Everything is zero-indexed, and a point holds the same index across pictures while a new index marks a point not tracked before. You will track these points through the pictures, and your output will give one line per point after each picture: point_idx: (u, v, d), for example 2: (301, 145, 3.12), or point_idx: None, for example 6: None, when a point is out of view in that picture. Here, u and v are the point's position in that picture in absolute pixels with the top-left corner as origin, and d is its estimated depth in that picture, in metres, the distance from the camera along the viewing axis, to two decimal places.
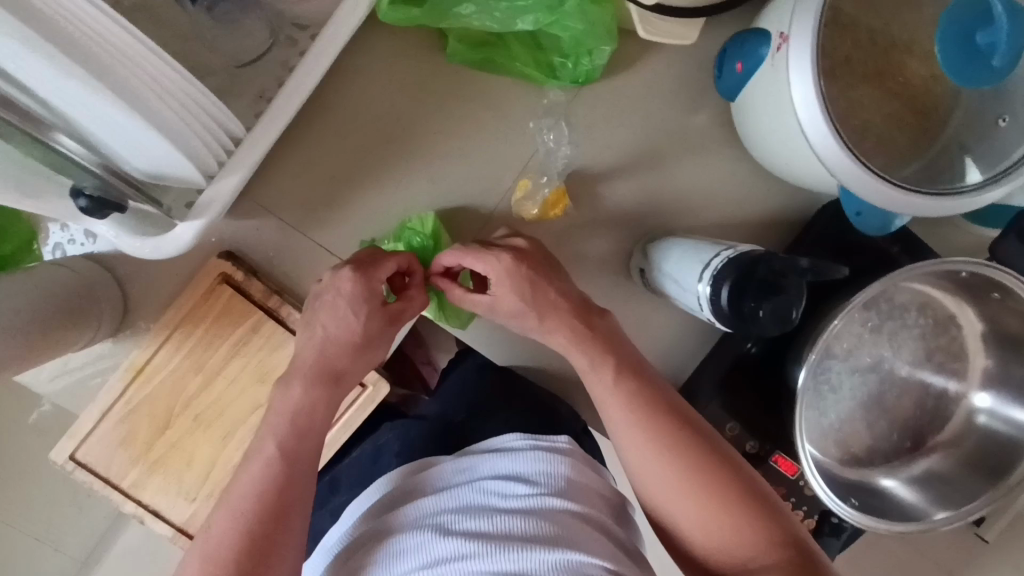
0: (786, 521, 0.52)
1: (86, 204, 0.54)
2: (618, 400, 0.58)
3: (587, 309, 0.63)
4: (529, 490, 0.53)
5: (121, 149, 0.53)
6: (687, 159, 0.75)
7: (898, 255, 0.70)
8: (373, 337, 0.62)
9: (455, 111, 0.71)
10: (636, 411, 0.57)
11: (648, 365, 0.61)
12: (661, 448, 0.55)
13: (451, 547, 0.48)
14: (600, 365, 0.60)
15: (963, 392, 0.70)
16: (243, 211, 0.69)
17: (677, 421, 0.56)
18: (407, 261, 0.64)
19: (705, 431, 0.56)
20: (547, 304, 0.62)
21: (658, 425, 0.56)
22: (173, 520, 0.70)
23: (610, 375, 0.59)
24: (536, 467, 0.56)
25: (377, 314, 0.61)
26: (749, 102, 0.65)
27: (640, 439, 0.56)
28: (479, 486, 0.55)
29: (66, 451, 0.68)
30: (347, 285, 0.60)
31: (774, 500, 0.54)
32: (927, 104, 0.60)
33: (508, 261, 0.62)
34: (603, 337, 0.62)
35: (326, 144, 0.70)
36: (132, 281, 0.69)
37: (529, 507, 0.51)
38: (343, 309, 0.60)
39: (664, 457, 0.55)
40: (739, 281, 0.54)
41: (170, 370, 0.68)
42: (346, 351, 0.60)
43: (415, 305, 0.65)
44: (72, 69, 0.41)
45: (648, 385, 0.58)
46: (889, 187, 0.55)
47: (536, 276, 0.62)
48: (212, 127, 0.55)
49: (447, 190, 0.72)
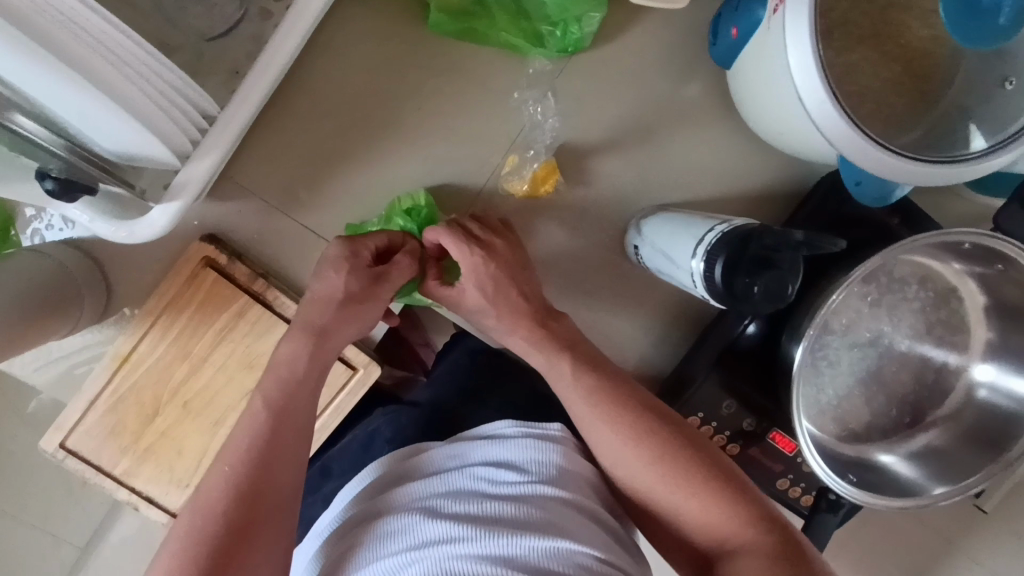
0: (767, 503, 0.52)
1: (53, 187, 0.51)
2: (582, 400, 0.57)
3: (546, 315, 0.62)
4: (520, 477, 0.53)
5: (89, 131, 0.50)
6: (680, 130, 0.72)
7: (898, 227, 0.68)
8: (358, 296, 0.59)
9: (437, 84, 0.69)
10: (604, 409, 0.55)
11: (607, 362, 0.60)
12: (638, 444, 0.53)
13: (440, 530, 0.47)
14: (560, 365, 0.59)
15: (964, 365, 0.69)
16: (225, 192, 0.67)
17: (643, 412, 0.55)
18: (385, 239, 0.62)
19: (682, 425, 0.55)
20: (508, 300, 0.62)
21: (627, 423, 0.55)
22: (167, 506, 0.70)
23: (574, 373, 0.58)
24: (527, 455, 0.55)
25: (359, 269, 0.59)
26: (744, 69, 0.63)
27: (611, 435, 0.55)
28: (469, 471, 0.54)
29: (56, 439, 0.67)
30: (333, 251, 0.59)
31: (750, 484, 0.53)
32: (929, 64, 0.57)
33: (477, 259, 0.61)
34: (563, 340, 0.61)
35: (305, 121, 0.68)
36: (115, 268, 0.68)
37: (518, 495, 0.51)
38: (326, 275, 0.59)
39: (640, 451, 0.53)
40: (734, 256, 0.52)
41: (157, 357, 0.67)
42: (331, 322, 0.58)
43: (404, 269, 0.61)
44: (38, 52, 0.40)
45: (611, 380, 0.58)
46: (891, 157, 0.53)
47: (502, 273, 0.62)
48: (182, 105, 0.54)
49: (432, 167, 0.70)
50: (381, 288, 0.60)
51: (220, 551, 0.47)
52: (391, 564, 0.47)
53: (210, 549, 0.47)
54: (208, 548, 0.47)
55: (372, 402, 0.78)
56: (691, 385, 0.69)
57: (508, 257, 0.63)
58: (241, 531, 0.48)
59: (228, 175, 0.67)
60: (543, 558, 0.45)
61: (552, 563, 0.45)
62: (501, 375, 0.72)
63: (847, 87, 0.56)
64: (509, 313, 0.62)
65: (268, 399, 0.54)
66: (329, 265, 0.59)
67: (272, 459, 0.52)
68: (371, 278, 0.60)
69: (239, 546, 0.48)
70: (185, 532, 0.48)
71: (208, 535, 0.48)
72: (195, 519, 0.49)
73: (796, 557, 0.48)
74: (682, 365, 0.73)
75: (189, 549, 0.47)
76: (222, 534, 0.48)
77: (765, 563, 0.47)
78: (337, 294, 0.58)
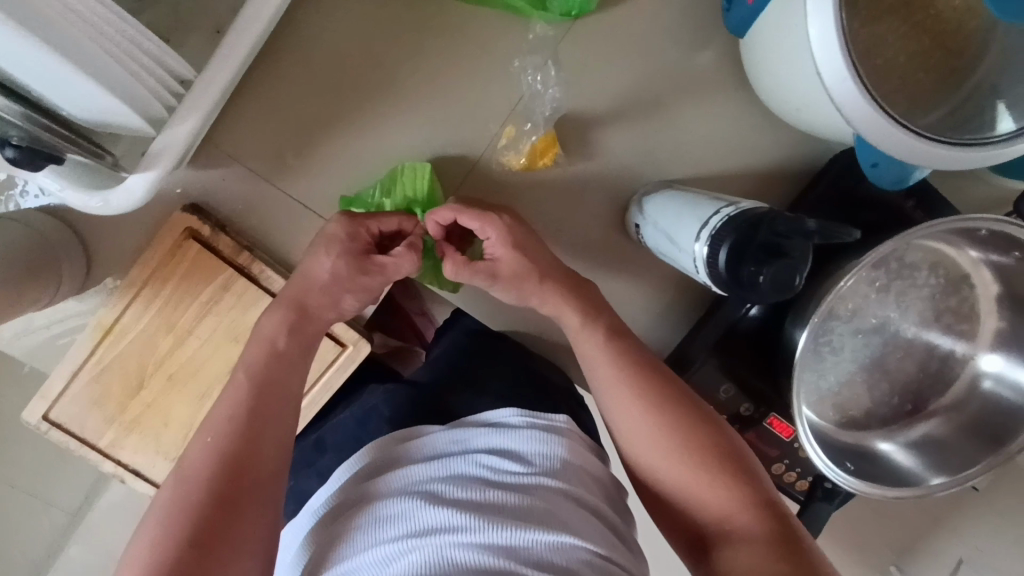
0: (773, 492, 0.51)
1: (13, 155, 0.47)
2: (604, 368, 0.56)
3: (570, 277, 0.60)
4: (524, 468, 0.52)
5: (50, 94, 0.47)
6: (691, 102, 0.68)
7: (913, 211, 0.65)
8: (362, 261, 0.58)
9: (431, 48, 0.65)
10: (625, 379, 0.55)
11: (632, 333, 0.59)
12: (660, 419, 0.53)
13: (442, 518, 0.46)
14: (591, 328, 0.58)
15: (970, 354, 0.67)
16: (208, 159, 0.64)
17: (664, 387, 0.55)
18: (395, 223, 0.61)
19: (700, 406, 0.55)
20: (541, 267, 0.59)
21: (649, 396, 0.54)
22: (154, 479, 0.70)
23: (602, 340, 0.57)
24: (532, 446, 0.54)
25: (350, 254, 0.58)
26: (758, 39, 0.59)
27: (631, 405, 0.54)
28: (473, 458, 0.52)
29: (39, 410, 0.66)
30: (333, 229, 0.59)
31: (758, 471, 0.52)
32: (954, 36, 0.54)
33: (502, 224, 0.59)
34: (592, 303, 0.59)
35: (292, 87, 0.64)
36: (94, 236, 0.65)
37: (523, 486, 0.50)
38: (321, 254, 0.58)
39: (662, 425, 0.53)
40: (740, 242, 0.49)
41: (139, 330, 0.65)
42: (325, 304, 0.58)
43: (406, 265, 0.59)
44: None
45: (636, 351, 0.57)
46: (914, 140, 0.49)
47: (529, 237, 0.59)
48: (155, 69, 0.50)
49: (427, 136, 0.67)
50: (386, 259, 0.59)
51: (201, 535, 0.46)
52: (389, 550, 0.45)
53: (190, 524, 0.46)
54: (188, 524, 0.46)
55: (364, 377, 0.77)
56: (690, 368, 0.68)
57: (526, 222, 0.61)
58: (220, 504, 0.47)
59: (211, 141, 0.63)
60: (548, 552, 0.45)
61: (558, 557, 0.44)
62: (500, 359, 0.70)
63: (870, 60, 0.52)
64: (507, 289, 0.60)
65: (267, 383, 0.53)
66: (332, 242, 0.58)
67: (251, 430, 0.51)
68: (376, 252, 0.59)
69: (224, 540, 0.46)
70: (163, 502, 0.47)
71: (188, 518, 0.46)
72: (171, 491, 0.48)
73: (793, 544, 0.47)
74: (678, 351, 0.71)
75: (168, 522, 0.46)
76: (205, 517, 0.47)
77: (764, 545, 0.47)
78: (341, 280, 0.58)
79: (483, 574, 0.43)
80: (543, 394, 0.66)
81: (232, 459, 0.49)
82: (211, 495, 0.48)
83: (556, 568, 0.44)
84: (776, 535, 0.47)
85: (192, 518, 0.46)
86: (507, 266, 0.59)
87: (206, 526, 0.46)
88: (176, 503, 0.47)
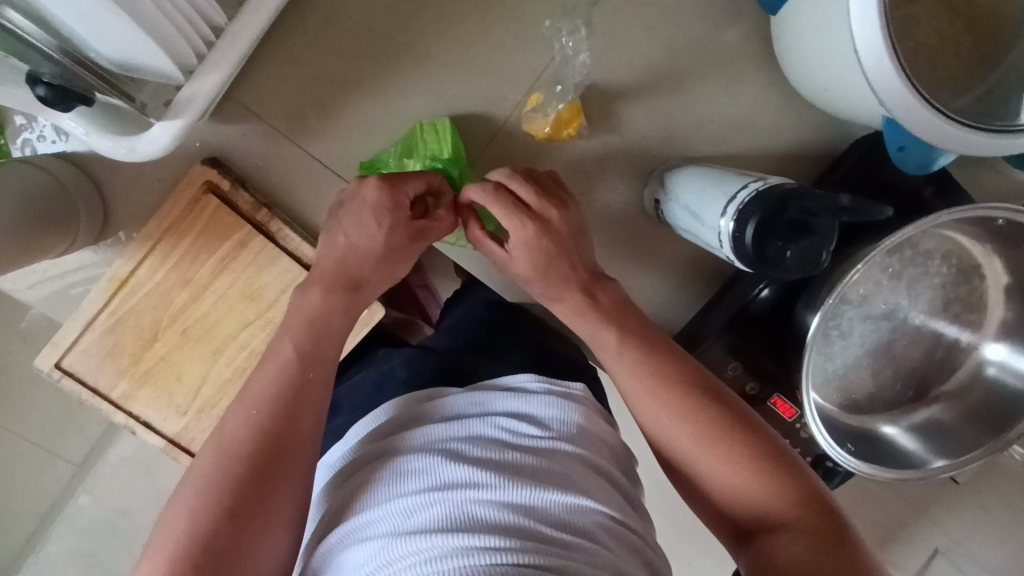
0: (810, 479, 0.50)
1: (45, 93, 0.47)
2: (628, 369, 0.55)
3: (592, 282, 0.59)
4: (541, 432, 0.52)
5: (85, 34, 0.46)
6: (718, 78, 0.68)
7: (931, 197, 0.67)
8: (394, 249, 0.59)
9: (459, 9, 0.64)
10: (648, 378, 0.53)
11: (653, 325, 0.58)
12: (691, 420, 0.51)
13: (462, 474, 0.47)
14: (602, 339, 0.57)
15: (975, 343, 0.69)
16: (229, 113, 0.63)
17: (689, 382, 0.53)
18: (424, 182, 0.61)
19: (732, 401, 0.52)
20: (559, 275, 0.58)
21: (682, 396, 0.52)
22: (164, 433, 0.70)
23: (617, 343, 0.56)
24: (550, 412, 0.55)
25: (399, 224, 0.58)
26: (791, 16, 0.58)
27: (654, 404, 0.53)
28: (493, 421, 0.53)
29: (52, 358, 0.66)
30: (370, 193, 0.58)
31: (794, 458, 0.51)
32: (989, 23, 0.54)
33: (527, 233, 0.57)
34: (609, 305, 0.58)
35: (320, 44, 0.63)
36: (109, 187, 0.65)
37: (539, 448, 0.51)
38: (362, 215, 0.58)
39: (693, 437, 0.51)
40: (768, 217, 0.49)
41: (156, 282, 0.65)
42: (363, 273, 0.59)
43: (442, 226, 0.61)
44: None
45: (655, 349, 0.55)
46: (943, 122, 0.49)
47: (557, 248, 0.58)
48: (190, 14, 0.49)
49: (450, 99, 0.66)
50: (412, 246, 0.60)
51: (235, 496, 0.47)
52: (406, 502, 0.46)
53: (234, 492, 0.47)
54: (232, 488, 0.47)
55: (376, 342, 0.77)
56: (700, 346, 0.69)
57: (558, 228, 0.58)
58: (263, 480, 0.48)
59: (235, 95, 0.63)
60: (565, 512, 0.46)
61: (575, 517, 0.46)
62: (516, 331, 0.70)
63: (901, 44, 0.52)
64: (551, 279, 0.58)
65: (294, 352, 0.54)
66: (367, 215, 0.58)
67: (291, 415, 0.51)
68: (409, 231, 0.59)
69: (257, 496, 0.47)
70: (205, 473, 0.48)
71: (228, 476, 0.48)
72: (215, 463, 0.48)
73: (837, 536, 0.46)
74: (687, 329, 0.71)
75: (209, 489, 0.47)
76: (239, 481, 0.47)
77: (803, 539, 0.45)
78: (373, 250, 0.58)
79: (504, 528, 0.43)
80: (552, 365, 0.66)
81: (270, 428, 0.50)
82: (251, 454, 0.49)
83: (575, 528, 0.45)
84: (820, 531, 0.46)
85: (228, 478, 0.48)
86: (524, 273, 0.59)
87: (247, 491, 0.47)
88: (218, 474, 0.48)
